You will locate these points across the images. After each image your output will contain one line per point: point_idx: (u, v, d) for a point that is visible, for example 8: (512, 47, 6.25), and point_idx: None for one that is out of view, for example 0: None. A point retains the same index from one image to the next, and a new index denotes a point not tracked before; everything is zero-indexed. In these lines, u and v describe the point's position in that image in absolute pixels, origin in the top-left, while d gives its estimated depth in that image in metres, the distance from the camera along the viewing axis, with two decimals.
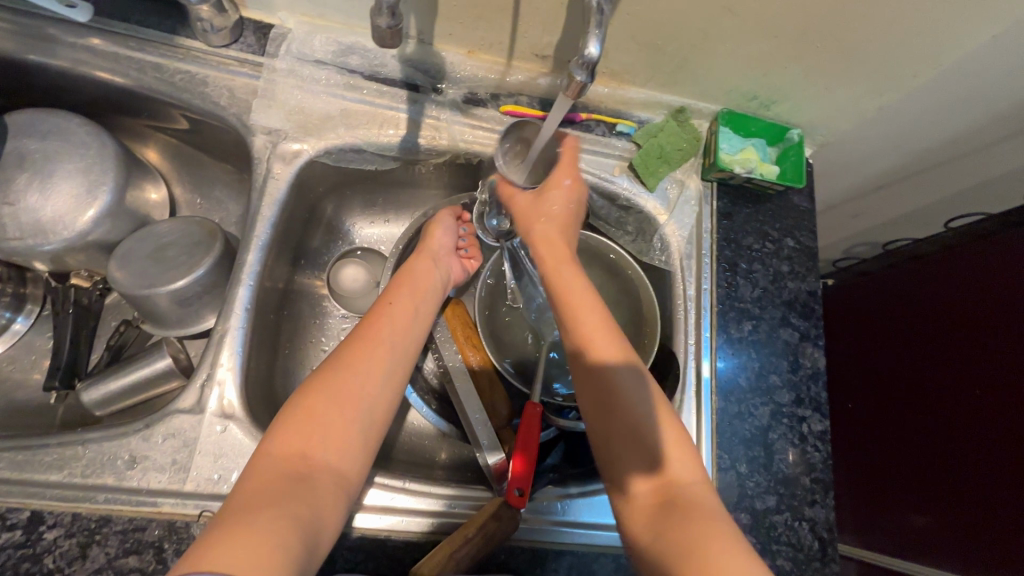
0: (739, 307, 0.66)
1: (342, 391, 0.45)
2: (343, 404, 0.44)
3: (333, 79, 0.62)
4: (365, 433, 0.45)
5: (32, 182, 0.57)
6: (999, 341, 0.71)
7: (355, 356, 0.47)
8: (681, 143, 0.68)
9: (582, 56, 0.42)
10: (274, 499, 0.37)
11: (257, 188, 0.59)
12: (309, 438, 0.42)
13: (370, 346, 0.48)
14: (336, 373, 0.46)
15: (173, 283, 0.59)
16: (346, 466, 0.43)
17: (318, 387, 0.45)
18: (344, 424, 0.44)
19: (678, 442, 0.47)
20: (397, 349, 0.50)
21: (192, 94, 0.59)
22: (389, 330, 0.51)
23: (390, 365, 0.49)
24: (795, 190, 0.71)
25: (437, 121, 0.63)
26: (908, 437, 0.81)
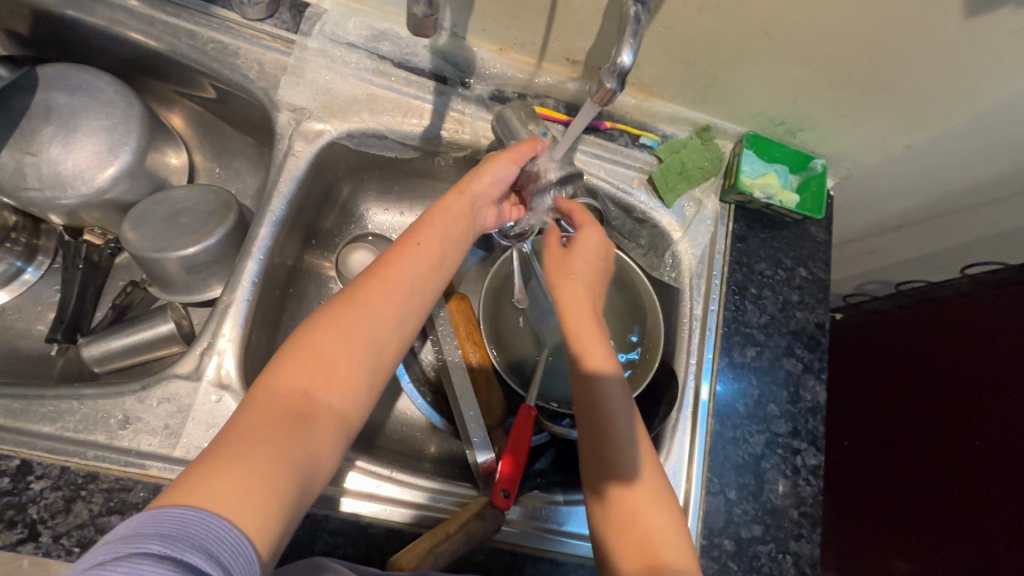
0: (745, 331, 0.65)
1: (353, 334, 0.42)
2: (353, 345, 0.41)
3: (363, 63, 0.62)
4: (371, 376, 0.42)
5: (56, 135, 0.57)
6: (1000, 392, 0.70)
7: (370, 300, 0.43)
8: (702, 161, 0.68)
9: (615, 64, 0.41)
10: (268, 438, 0.36)
11: (277, 163, 0.59)
12: (316, 376, 0.40)
13: (389, 284, 0.45)
14: (352, 310, 0.43)
15: (183, 250, 0.59)
16: (351, 405, 0.41)
17: (328, 324, 0.42)
18: (351, 366, 0.41)
19: (673, 524, 0.47)
20: (414, 290, 0.46)
21: (222, 64, 0.60)
22: (409, 273, 0.46)
23: (406, 313, 0.45)
24: (813, 221, 0.70)
25: (462, 115, 0.64)
26: (899, 478, 0.80)
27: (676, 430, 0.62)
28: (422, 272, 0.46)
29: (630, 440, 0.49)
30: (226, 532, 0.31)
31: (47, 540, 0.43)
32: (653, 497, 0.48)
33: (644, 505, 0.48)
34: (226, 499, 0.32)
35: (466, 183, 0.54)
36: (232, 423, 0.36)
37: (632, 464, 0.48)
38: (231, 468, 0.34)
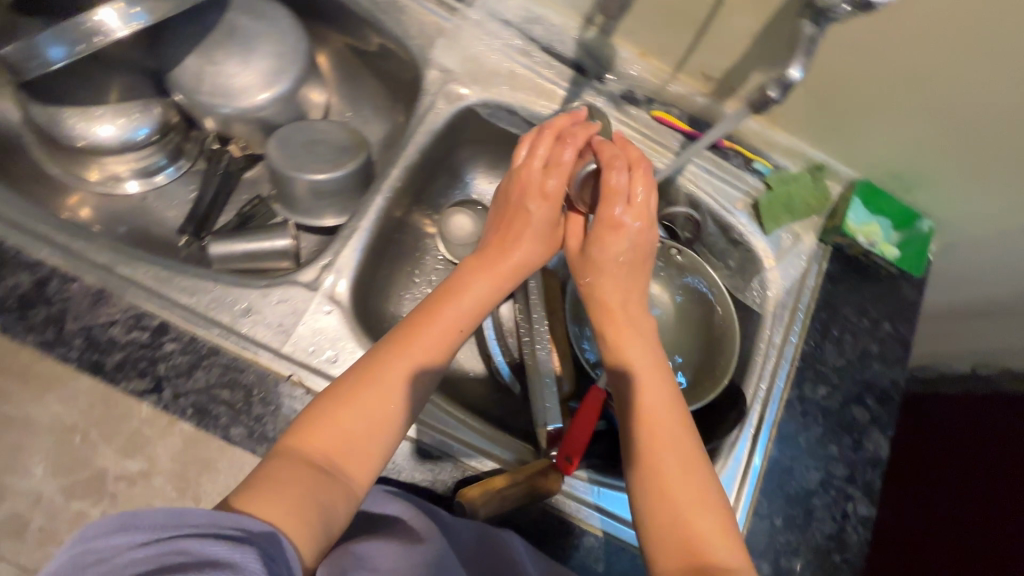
0: (819, 370, 0.66)
1: (373, 405, 0.45)
2: (372, 419, 0.45)
3: (513, 41, 0.66)
4: (384, 451, 0.45)
5: (235, 51, 0.64)
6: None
7: (386, 371, 0.46)
8: (810, 197, 0.69)
9: (781, 77, 0.41)
10: (299, 487, 0.40)
11: (418, 115, 0.64)
12: (339, 443, 0.43)
13: (406, 356, 0.47)
14: (375, 385, 0.45)
15: (318, 175, 0.64)
16: (364, 476, 0.44)
17: (353, 393, 0.45)
18: (370, 437, 0.44)
19: (720, 525, 0.44)
20: (434, 371, 0.49)
21: (390, 17, 0.65)
22: (430, 350, 0.49)
23: (418, 378, 0.47)
24: (907, 279, 0.70)
25: (591, 106, 0.67)
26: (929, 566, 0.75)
27: (735, 447, 0.62)
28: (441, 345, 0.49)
29: (672, 434, 0.46)
30: (251, 524, 0.35)
31: (168, 395, 0.48)
32: (703, 499, 0.44)
33: (693, 507, 0.44)
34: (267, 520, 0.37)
35: (506, 243, 0.55)
36: (265, 472, 0.40)
37: (677, 459, 0.45)
38: (270, 501, 0.38)
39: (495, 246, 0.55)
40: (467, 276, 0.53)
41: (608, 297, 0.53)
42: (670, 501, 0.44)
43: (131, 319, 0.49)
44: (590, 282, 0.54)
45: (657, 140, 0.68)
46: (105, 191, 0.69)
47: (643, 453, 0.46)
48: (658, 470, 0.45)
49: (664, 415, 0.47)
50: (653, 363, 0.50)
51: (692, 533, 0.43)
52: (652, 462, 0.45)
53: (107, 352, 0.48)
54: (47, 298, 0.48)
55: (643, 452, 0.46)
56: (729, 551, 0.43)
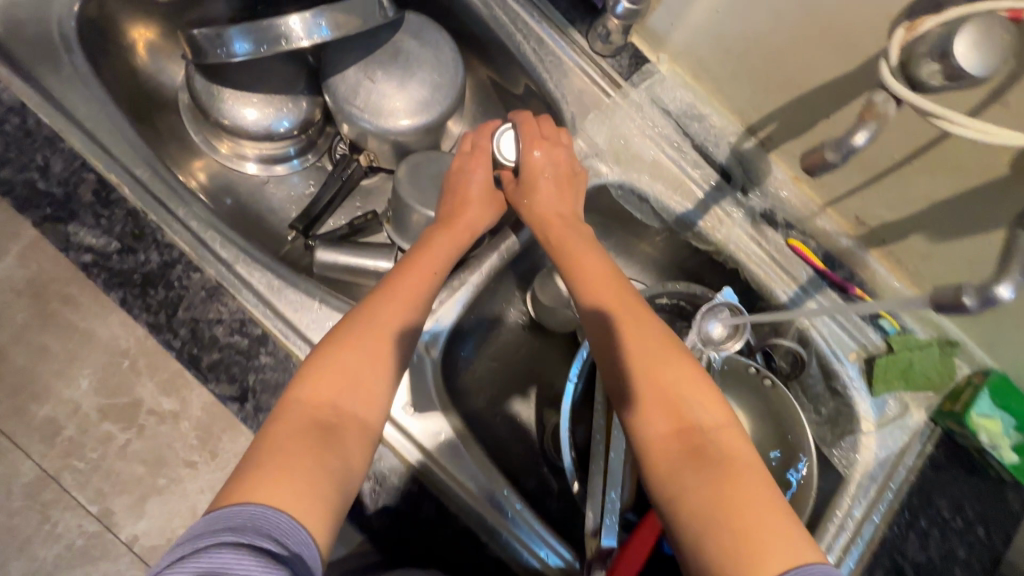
0: (898, 561, 0.60)
1: (369, 346, 0.47)
2: (366, 353, 0.47)
3: (665, 130, 0.64)
4: (387, 388, 0.48)
5: (395, 73, 0.64)
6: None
7: (361, 321, 0.48)
8: (933, 372, 0.64)
9: (988, 290, 0.37)
10: (302, 447, 0.41)
11: None
12: (335, 390, 0.45)
13: (379, 310, 0.49)
14: (344, 340, 0.47)
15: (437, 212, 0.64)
16: (374, 416, 0.46)
17: (348, 340, 0.47)
18: (366, 368, 0.46)
19: (699, 388, 0.46)
20: (417, 316, 0.52)
21: (551, 77, 0.64)
22: (417, 292, 0.52)
23: (404, 315, 0.50)
24: (1015, 488, 0.64)
25: (726, 216, 0.64)
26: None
27: None
28: (415, 301, 0.52)
29: (642, 334, 0.48)
30: (281, 521, 0.36)
31: (250, 407, 0.48)
32: (687, 383, 0.46)
33: (678, 391, 0.45)
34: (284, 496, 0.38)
35: (450, 214, 0.60)
36: (262, 440, 0.41)
37: (649, 352, 0.47)
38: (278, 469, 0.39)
39: (448, 215, 0.60)
40: (430, 238, 0.58)
41: (560, 233, 0.57)
42: (646, 386, 0.46)
43: (236, 323, 0.49)
44: (528, 202, 0.60)
45: (786, 267, 0.64)
46: (231, 165, 0.70)
47: (613, 367, 0.48)
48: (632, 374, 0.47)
49: (629, 317, 0.49)
50: (594, 262, 0.54)
51: (672, 401, 0.45)
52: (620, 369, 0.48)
53: (206, 350, 0.48)
54: (168, 281, 0.48)
55: (613, 366, 0.48)
56: (708, 409, 0.45)
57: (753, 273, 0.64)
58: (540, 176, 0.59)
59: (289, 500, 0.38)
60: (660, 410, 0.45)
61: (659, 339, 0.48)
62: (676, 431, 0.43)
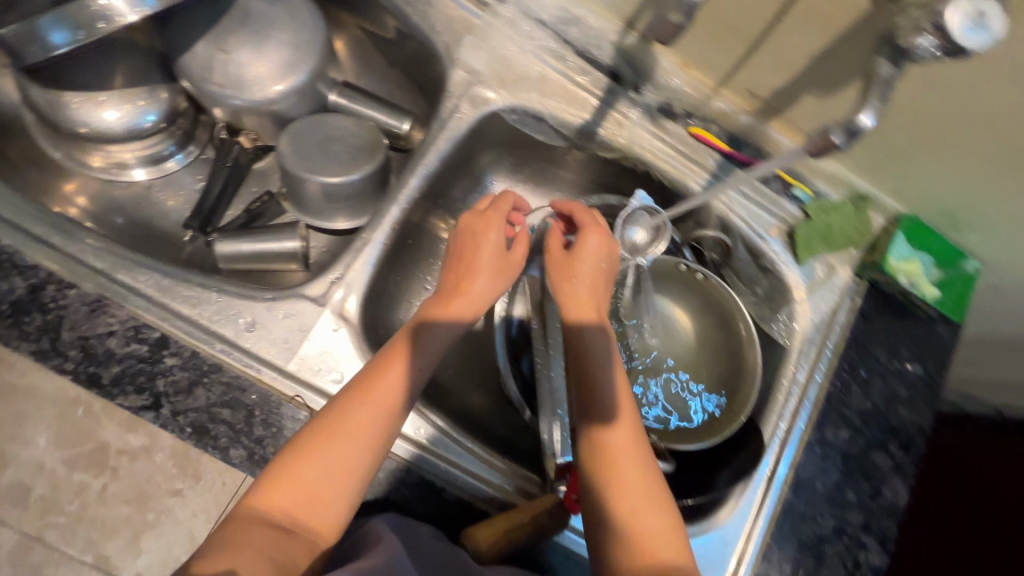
0: (844, 412, 0.63)
1: (336, 454, 0.43)
2: (331, 462, 0.42)
3: (545, 43, 0.62)
4: (347, 498, 0.43)
5: (247, 39, 0.59)
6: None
7: (332, 423, 0.44)
8: (850, 231, 0.65)
9: (852, 122, 0.38)
10: (252, 551, 0.38)
11: (441, 119, 0.60)
12: (300, 495, 0.41)
13: (354, 414, 0.45)
14: (319, 445, 0.43)
15: (330, 177, 0.61)
16: (331, 527, 0.42)
17: (316, 443, 0.43)
18: (329, 483, 0.42)
19: (652, 505, 0.45)
20: (388, 420, 0.46)
21: (415, 11, 0.60)
22: (395, 385, 0.47)
23: (380, 424, 0.45)
24: (943, 321, 0.67)
25: (624, 119, 0.63)
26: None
27: (747, 488, 0.60)
28: (385, 405, 0.46)
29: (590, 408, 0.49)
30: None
31: (167, 413, 0.47)
32: (608, 415, 0.48)
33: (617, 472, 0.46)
34: None
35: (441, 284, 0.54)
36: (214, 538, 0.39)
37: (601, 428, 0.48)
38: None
39: (449, 287, 0.53)
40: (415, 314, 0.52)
41: (592, 293, 0.54)
42: (624, 478, 0.46)
43: (130, 332, 0.46)
44: (570, 281, 0.54)
45: (691, 157, 0.64)
46: (110, 177, 0.66)
47: (602, 444, 0.47)
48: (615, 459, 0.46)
49: (586, 385, 0.50)
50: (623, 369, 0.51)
51: (626, 502, 0.45)
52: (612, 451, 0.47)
53: (105, 365, 0.46)
54: (42, 305, 0.45)
55: (601, 437, 0.48)
56: (661, 525, 0.45)
57: (664, 171, 0.64)
58: (590, 254, 0.55)
59: None
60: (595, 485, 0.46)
61: (614, 419, 0.48)
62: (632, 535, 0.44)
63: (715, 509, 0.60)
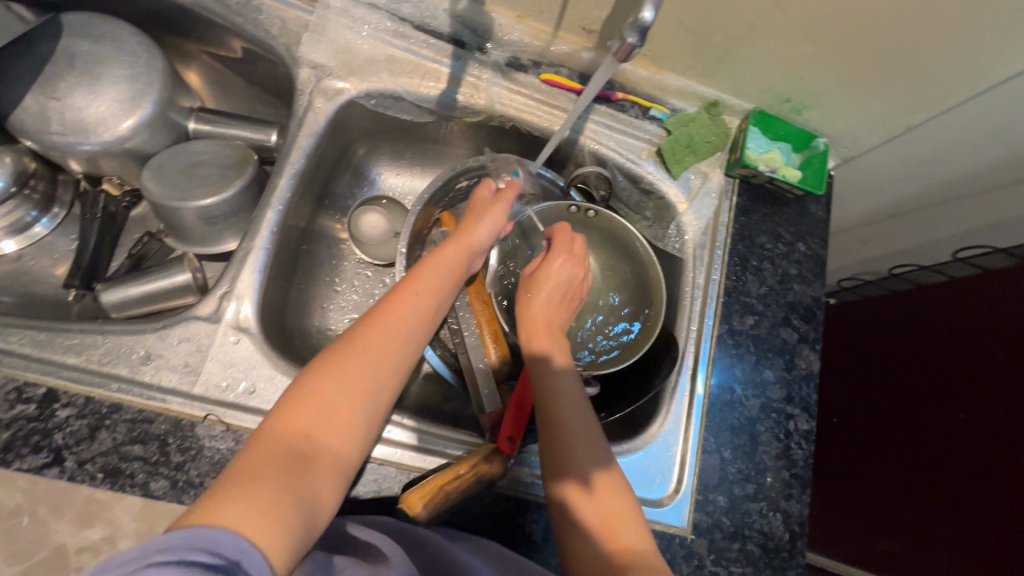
0: (745, 300, 0.68)
1: (359, 381, 0.44)
2: (352, 387, 0.43)
3: (383, 25, 0.63)
4: (365, 424, 0.43)
5: (79, 82, 0.58)
6: (1023, 376, 0.69)
7: (354, 349, 0.45)
8: (710, 135, 0.70)
9: (637, 19, 0.41)
10: (276, 474, 0.37)
11: (297, 118, 0.60)
12: (324, 420, 0.41)
13: (380, 340, 0.46)
14: (345, 368, 0.44)
15: (202, 200, 0.60)
16: (350, 453, 0.42)
17: (340, 368, 0.44)
18: (354, 406, 0.43)
19: (625, 513, 0.49)
20: (408, 352, 0.48)
21: (245, 19, 0.60)
22: (408, 323, 0.49)
23: (401, 353, 0.47)
24: (812, 198, 0.73)
25: (478, 80, 0.65)
26: (910, 460, 0.82)
27: (675, 392, 0.64)
28: (411, 332, 0.48)
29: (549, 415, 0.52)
30: (229, 539, 0.31)
31: (72, 464, 0.45)
32: (559, 429, 0.51)
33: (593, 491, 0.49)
34: (251, 524, 0.33)
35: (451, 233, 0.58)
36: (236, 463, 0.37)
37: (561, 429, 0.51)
38: (235, 507, 0.33)
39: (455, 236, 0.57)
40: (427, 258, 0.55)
41: (540, 326, 0.59)
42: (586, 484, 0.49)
43: (13, 394, 0.46)
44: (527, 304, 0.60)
45: (551, 103, 0.67)
46: None
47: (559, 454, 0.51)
48: (575, 465, 0.50)
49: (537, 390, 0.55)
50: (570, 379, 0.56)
51: (607, 514, 0.48)
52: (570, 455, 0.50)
53: None
54: None
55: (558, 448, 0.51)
56: (636, 531, 0.48)
57: (531, 122, 0.67)
58: (554, 280, 0.60)
59: (249, 529, 0.33)
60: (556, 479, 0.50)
61: (564, 433, 0.51)
62: (608, 545, 0.47)
63: (651, 422, 0.63)
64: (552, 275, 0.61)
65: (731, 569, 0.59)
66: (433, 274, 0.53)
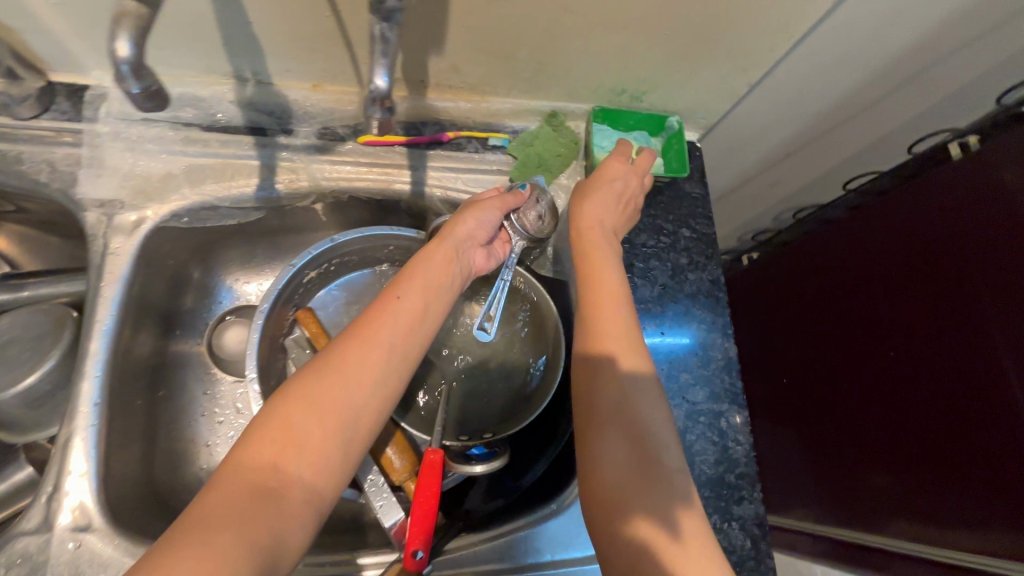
0: (640, 308, 0.63)
1: (332, 405, 0.39)
2: (328, 416, 0.38)
3: (167, 135, 0.57)
4: (345, 449, 0.39)
5: None
6: (991, 285, 0.64)
7: (334, 370, 0.40)
8: (558, 148, 0.65)
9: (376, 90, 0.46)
10: (232, 520, 0.33)
11: (96, 266, 0.53)
12: (294, 447, 0.37)
13: (364, 355, 0.41)
14: (321, 388, 0.39)
15: (18, 384, 0.54)
16: (326, 486, 0.37)
17: (316, 391, 0.39)
18: (325, 437, 0.38)
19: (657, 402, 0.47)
20: (397, 365, 0.42)
21: (5, 174, 0.53)
22: (395, 333, 0.43)
23: (388, 371, 0.42)
24: (684, 178, 0.69)
25: (293, 163, 0.60)
26: (889, 395, 0.76)
27: None
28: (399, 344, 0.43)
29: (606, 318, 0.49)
30: None
31: None
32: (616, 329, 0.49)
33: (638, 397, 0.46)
34: None
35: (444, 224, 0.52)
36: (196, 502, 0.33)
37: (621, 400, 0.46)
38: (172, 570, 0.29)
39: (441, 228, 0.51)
40: (417, 258, 0.49)
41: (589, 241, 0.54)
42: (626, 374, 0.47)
43: None
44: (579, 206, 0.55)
45: (381, 163, 0.62)
46: None
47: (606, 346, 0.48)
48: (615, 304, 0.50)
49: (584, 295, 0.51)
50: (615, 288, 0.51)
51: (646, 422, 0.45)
52: (614, 352, 0.48)
53: None
54: None
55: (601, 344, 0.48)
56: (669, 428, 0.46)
57: (364, 187, 0.62)
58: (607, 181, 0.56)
59: None
60: (587, 453, 0.45)
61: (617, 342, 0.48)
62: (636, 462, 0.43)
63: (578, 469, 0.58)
64: (603, 183, 0.56)
65: None
66: (424, 279, 0.47)
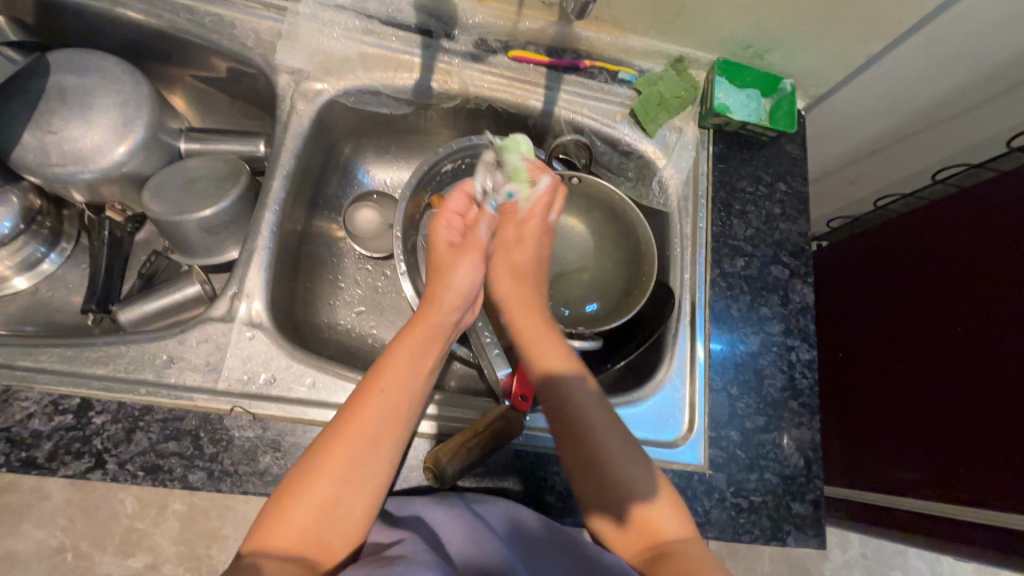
0: (733, 243, 0.70)
1: (327, 490, 0.44)
2: (326, 500, 0.44)
3: (352, 23, 0.66)
4: (352, 518, 0.45)
5: (71, 115, 0.61)
6: None
7: (319, 462, 0.45)
8: (679, 90, 0.71)
9: None
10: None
11: (282, 122, 0.63)
12: (305, 531, 0.43)
13: (348, 439, 0.46)
14: (314, 477, 0.44)
15: (200, 212, 0.63)
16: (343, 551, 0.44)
17: (308, 480, 0.44)
18: (330, 514, 0.44)
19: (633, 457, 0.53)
20: (381, 436, 0.47)
21: (221, 35, 0.63)
22: (377, 412, 0.47)
23: (375, 447, 0.47)
24: (787, 138, 0.75)
25: (449, 66, 0.68)
26: (928, 371, 0.81)
27: (678, 338, 0.66)
28: (382, 421, 0.47)
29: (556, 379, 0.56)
30: None
31: (113, 466, 0.48)
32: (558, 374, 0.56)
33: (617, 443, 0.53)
34: None
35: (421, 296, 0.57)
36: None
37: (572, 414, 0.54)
38: None
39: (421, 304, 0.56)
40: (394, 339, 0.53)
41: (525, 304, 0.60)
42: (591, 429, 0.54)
43: (50, 407, 0.49)
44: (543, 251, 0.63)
45: (523, 78, 0.70)
46: None
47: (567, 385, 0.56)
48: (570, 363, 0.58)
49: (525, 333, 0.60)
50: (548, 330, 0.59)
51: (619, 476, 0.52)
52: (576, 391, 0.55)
53: (36, 446, 0.48)
54: None
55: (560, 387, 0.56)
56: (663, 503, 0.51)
57: (504, 100, 0.70)
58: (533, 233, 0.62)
59: None
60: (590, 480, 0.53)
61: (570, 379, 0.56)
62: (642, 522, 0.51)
63: (658, 369, 0.66)
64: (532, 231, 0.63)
65: (753, 498, 0.61)
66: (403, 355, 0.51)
